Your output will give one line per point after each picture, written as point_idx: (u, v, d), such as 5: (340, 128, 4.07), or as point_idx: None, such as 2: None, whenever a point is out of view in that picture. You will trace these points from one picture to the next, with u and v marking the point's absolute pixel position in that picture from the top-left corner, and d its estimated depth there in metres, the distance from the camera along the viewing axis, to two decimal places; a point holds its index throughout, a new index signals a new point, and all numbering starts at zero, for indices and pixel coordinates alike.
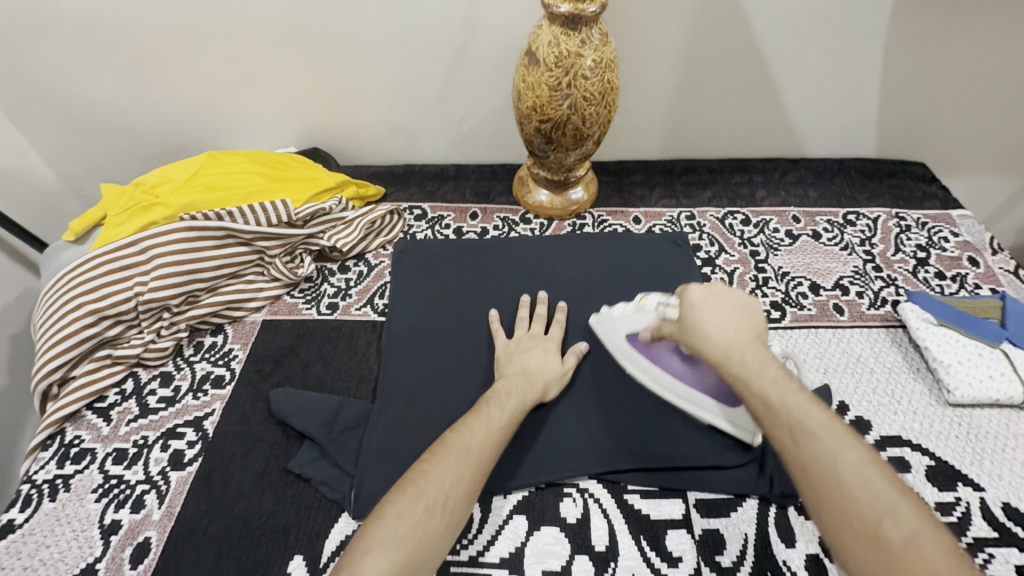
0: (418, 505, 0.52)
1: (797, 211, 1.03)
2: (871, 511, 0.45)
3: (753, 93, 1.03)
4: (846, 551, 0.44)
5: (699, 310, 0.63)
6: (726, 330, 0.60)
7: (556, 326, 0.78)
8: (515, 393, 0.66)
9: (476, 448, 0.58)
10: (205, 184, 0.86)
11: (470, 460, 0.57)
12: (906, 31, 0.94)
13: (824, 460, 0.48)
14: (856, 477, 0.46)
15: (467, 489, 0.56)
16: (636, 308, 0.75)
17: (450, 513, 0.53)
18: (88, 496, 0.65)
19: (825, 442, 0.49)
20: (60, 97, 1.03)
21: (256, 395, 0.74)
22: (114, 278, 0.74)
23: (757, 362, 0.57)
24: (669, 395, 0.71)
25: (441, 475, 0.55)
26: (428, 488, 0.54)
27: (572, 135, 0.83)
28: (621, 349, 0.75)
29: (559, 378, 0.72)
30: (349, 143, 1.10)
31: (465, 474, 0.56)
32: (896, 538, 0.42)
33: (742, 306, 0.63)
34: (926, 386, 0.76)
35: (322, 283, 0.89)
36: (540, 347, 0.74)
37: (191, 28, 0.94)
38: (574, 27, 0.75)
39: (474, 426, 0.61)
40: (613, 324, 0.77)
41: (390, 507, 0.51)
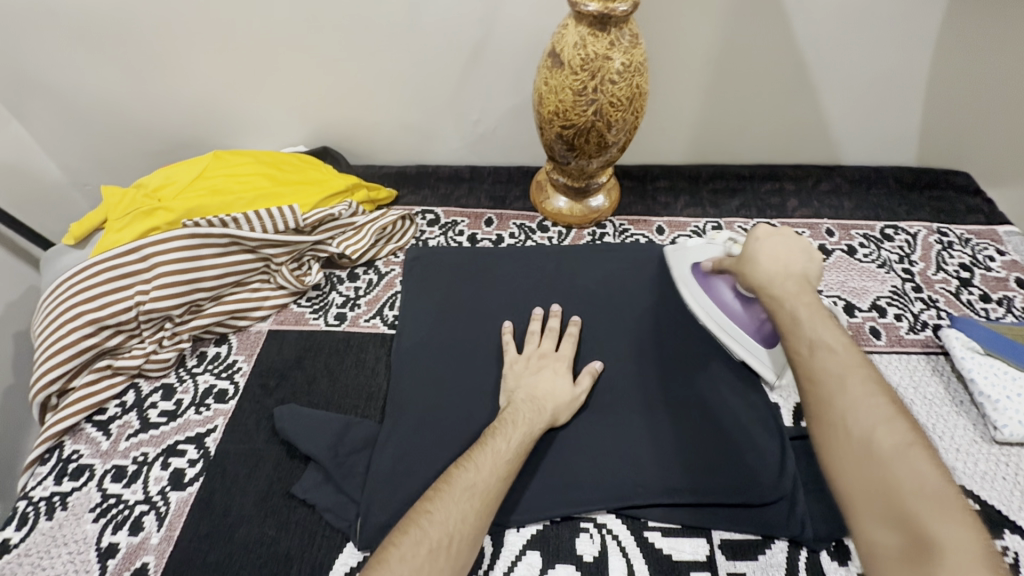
0: (422, 547, 0.49)
1: (832, 223, 0.97)
2: (869, 424, 0.47)
3: (787, 97, 0.97)
4: (835, 450, 0.48)
5: (760, 243, 0.65)
6: (775, 261, 0.63)
7: (568, 343, 0.73)
8: (523, 422, 0.63)
9: (482, 484, 0.55)
10: (209, 187, 0.82)
11: (475, 498, 0.54)
12: (959, 31, 0.87)
13: (833, 372, 0.51)
14: (862, 390, 0.49)
15: (474, 529, 0.53)
16: (706, 241, 0.83)
17: (456, 556, 0.51)
18: (86, 516, 0.62)
19: (839, 360, 0.52)
20: (62, 89, 0.99)
21: (260, 411, 0.71)
22: (115, 286, 0.72)
23: (797, 291, 0.60)
24: (712, 325, 0.76)
25: (446, 515, 0.52)
26: (431, 529, 0.51)
27: (595, 141, 0.78)
28: (683, 277, 0.81)
29: (570, 403, 0.68)
30: (360, 142, 1.06)
31: (470, 513, 0.53)
32: (885, 444, 0.46)
33: (802, 246, 0.65)
34: (970, 421, 0.71)
35: (330, 291, 0.85)
36: (556, 370, 0.70)
37: (197, 23, 0.90)
38: (603, 28, 0.70)
39: (480, 460, 0.57)
40: (684, 254, 0.83)
41: (392, 551, 0.49)
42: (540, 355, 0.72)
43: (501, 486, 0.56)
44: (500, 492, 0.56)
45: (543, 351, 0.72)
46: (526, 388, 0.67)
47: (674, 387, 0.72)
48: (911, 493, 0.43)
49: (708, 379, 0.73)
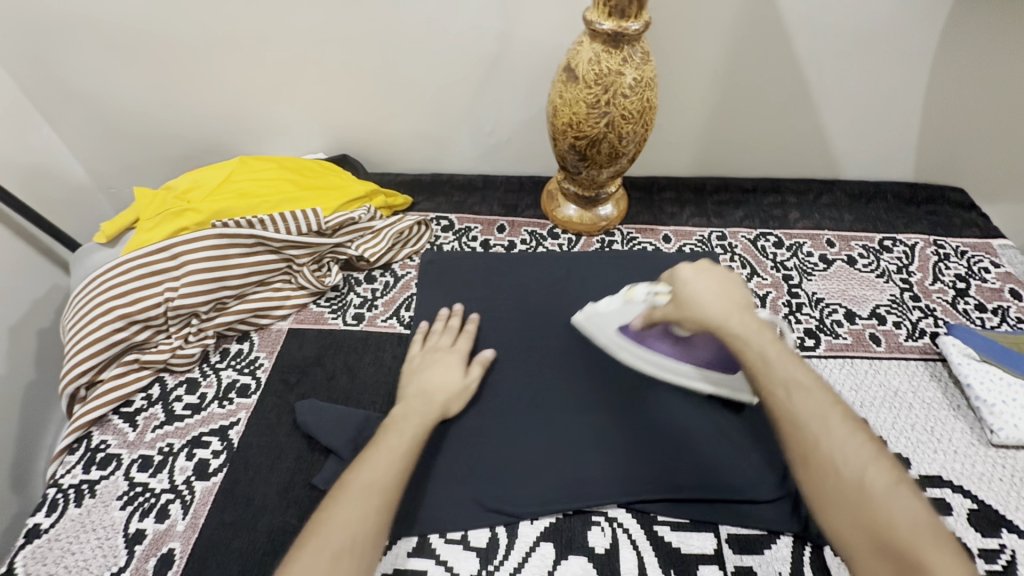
0: (324, 556, 0.50)
1: (832, 234, 1.00)
2: (856, 460, 0.49)
3: (789, 114, 1.01)
4: (827, 491, 0.48)
5: (692, 283, 0.65)
6: (719, 298, 0.63)
7: (463, 338, 0.76)
8: (415, 416, 0.64)
9: (379, 480, 0.56)
10: (236, 190, 0.86)
11: (373, 494, 0.55)
12: (953, 53, 0.92)
13: (814, 415, 0.51)
14: (844, 430, 0.50)
15: (379, 525, 0.54)
16: (624, 301, 0.74)
17: (362, 556, 0.51)
18: (113, 503, 0.65)
19: (815, 399, 0.53)
20: (95, 96, 1.03)
21: (282, 406, 0.74)
22: (146, 283, 0.74)
23: (756, 328, 0.60)
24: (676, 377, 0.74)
25: (348, 516, 0.53)
26: (333, 534, 0.51)
27: (607, 152, 0.82)
28: (614, 343, 0.77)
29: (461, 392, 0.71)
30: (377, 151, 1.10)
31: (369, 511, 0.54)
32: (877, 484, 0.47)
33: (730, 277, 0.67)
34: (968, 425, 0.74)
35: (348, 292, 0.88)
36: (448, 362, 0.73)
37: (226, 34, 0.94)
38: (616, 45, 0.74)
39: (374, 459, 0.58)
40: (603, 319, 0.77)
41: (294, 566, 0.49)
42: (432, 351, 0.74)
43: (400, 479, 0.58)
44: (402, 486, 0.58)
45: (439, 345, 0.75)
46: (424, 380, 0.69)
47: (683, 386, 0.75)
48: (906, 527, 0.44)
49: None
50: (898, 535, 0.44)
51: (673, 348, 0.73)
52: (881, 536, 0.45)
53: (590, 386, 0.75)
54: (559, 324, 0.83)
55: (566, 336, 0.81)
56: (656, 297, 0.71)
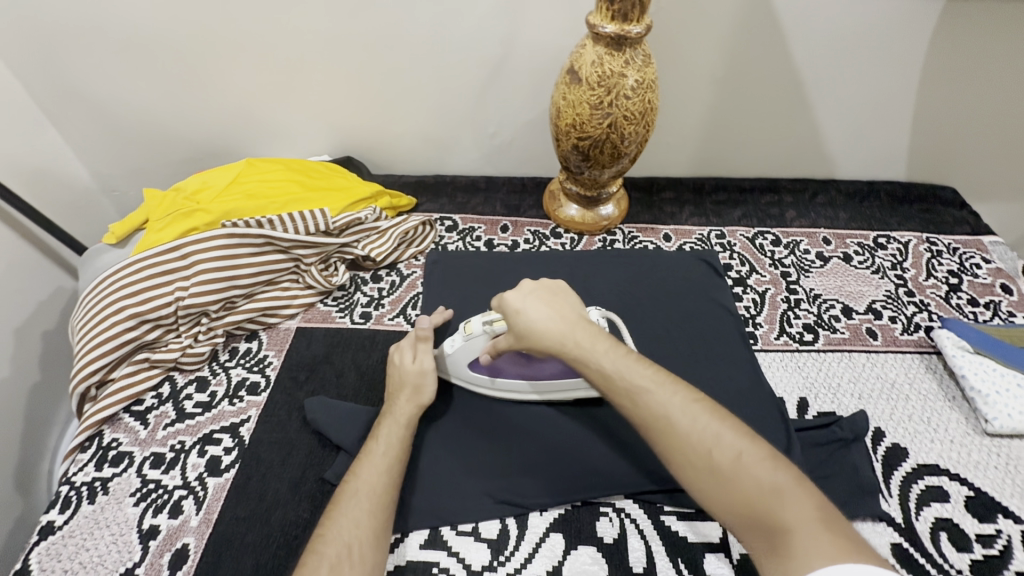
0: (322, 565, 0.50)
1: (828, 232, 1.02)
2: (703, 442, 0.49)
3: (786, 115, 1.04)
4: (695, 484, 0.49)
5: (525, 307, 0.61)
6: (551, 314, 0.60)
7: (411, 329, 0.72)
8: (383, 423, 0.65)
9: (369, 486, 0.58)
10: (245, 191, 0.87)
11: (366, 502, 0.56)
12: (943, 55, 0.95)
13: (660, 413, 0.52)
14: (687, 417, 0.51)
15: (375, 531, 0.55)
16: (463, 339, 0.68)
17: (361, 562, 0.52)
18: (127, 500, 0.65)
19: (656, 395, 0.53)
20: (102, 100, 1.04)
21: (291, 403, 0.75)
22: (155, 283, 0.75)
23: (590, 340, 0.58)
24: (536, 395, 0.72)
25: (339, 529, 0.54)
26: (329, 547, 0.52)
27: (609, 152, 0.84)
28: (467, 376, 0.72)
29: (417, 377, 0.67)
30: (381, 153, 1.11)
31: (363, 517, 0.55)
32: (724, 460, 0.48)
33: (558, 291, 0.64)
34: (963, 415, 0.76)
35: (355, 292, 0.89)
36: (400, 352, 0.70)
37: (233, 39, 0.96)
38: (618, 48, 0.76)
39: (360, 468, 0.60)
40: (452, 360, 0.70)
41: None
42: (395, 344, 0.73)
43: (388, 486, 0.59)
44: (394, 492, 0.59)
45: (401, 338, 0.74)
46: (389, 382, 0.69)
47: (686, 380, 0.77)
48: (757, 491, 0.45)
49: (719, 376, 0.77)
50: (755, 503, 0.45)
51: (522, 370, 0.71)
52: (743, 509, 0.45)
53: None
54: None
55: None
56: (492, 331, 0.66)
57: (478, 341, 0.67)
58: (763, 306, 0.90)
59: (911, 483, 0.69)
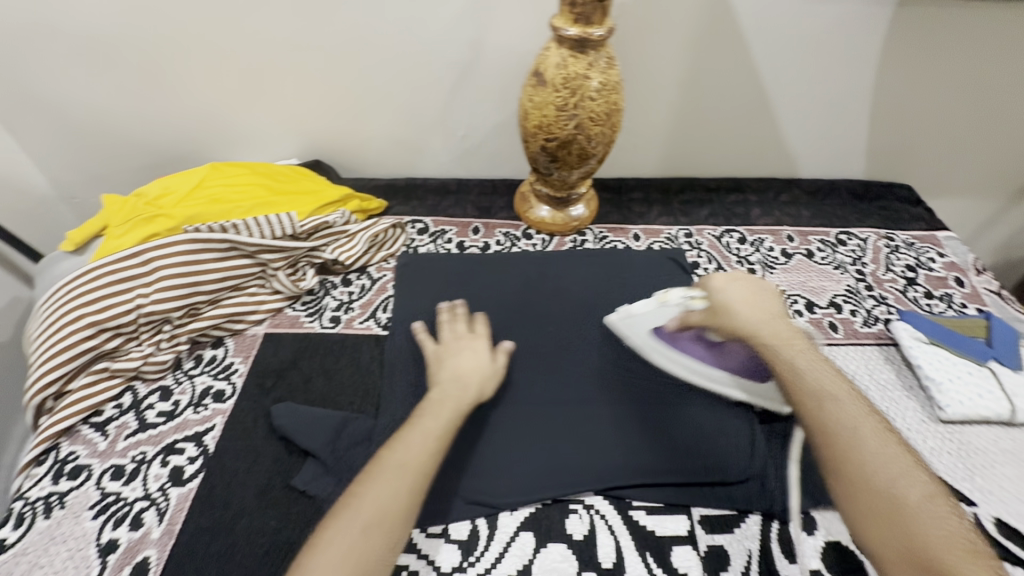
0: (355, 528, 0.52)
1: (792, 230, 1.05)
2: (886, 471, 0.53)
3: (749, 116, 1.07)
4: (862, 502, 0.52)
5: (726, 292, 0.75)
6: (750, 307, 0.73)
7: (481, 325, 0.78)
8: (449, 401, 0.66)
9: (413, 462, 0.58)
10: (209, 196, 0.85)
11: (407, 475, 0.57)
12: (895, 57, 0.98)
13: (849, 427, 0.56)
14: (874, 444, 0.55)
15: (411, 501, 0.56)
16: (657, 304, 0.81)
17: (389, 529, 0.54)
18: (84, 514, 0.63)
19: (846, 408, 0.58)
20: (59, 104, 1.01)
21: (258, 409, 0.73)
22: (115, 290, 0.73)
23: (787, 336, 0.69)
24: (696, 379, 0.76)
25: (376, 494, 0.55)
26: (364, 506, 0.54)
27: (576, 153, 0.85)
28: (646, 343, 0.80)
29: (492, 375, 0.72)
30: (350, 156, 1.10)
31: (401, 492, 0.56)
32: (908, 494, 0.51)
33: (759, 287, 0.76)
34: (919, 403, 0.78)
35: (324, 296, 0.88)
36: (476, 348, 0.74)
37: (196, 41, 0.94)
38: (581, 50, 0.77)
39: (409, 439, 0.60)
40: (633, 321, 0.81)
41: (325, 534, 0.52)
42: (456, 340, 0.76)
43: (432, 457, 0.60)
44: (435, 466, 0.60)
45: (458, 333, 0.77)
46: (452, 368, 0.71)
47: (653, 376, 0.78)
48: (933, 533, 0.48)
49: None
50: (924, 543, 0.47)
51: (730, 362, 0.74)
52: (908, 545, 0.48)
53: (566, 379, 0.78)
54: (535, 321, 0.85)
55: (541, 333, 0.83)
56: (693, 301, 0.78)
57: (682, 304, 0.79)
58: None
59: None
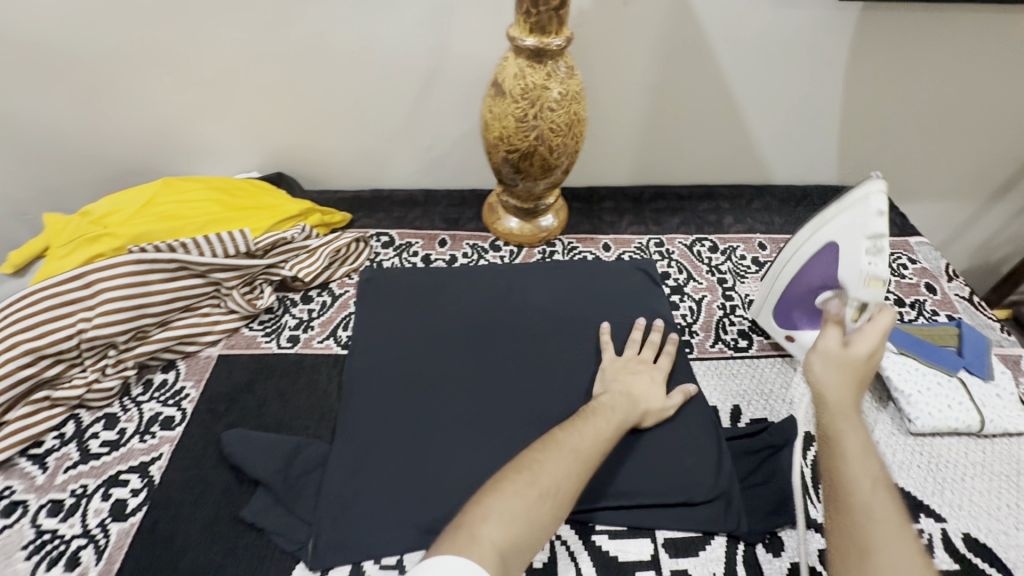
0: (534, 489, 0.54)
1: (763, 237, 1.04)
2: (878, 524, 0.47)
3: (720, 123, 1.06)
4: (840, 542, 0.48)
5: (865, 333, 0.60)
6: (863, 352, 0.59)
7: (666, 356, 0.77)
8: (619, 411, 0.67)
9: (585, 449, 0.60)
10: (159, 213, 0.82)
11: (578, 460, 0.59)
12: (863, 63, 0.98)
13: (849, 468, 0.51)
14: (871, 491, 0.49)
15: (576, 487, 0.57)
16: (871, 272, 0.65)
17: (560, 506, 0.55)
18: (17, 554, 0.60)
19: (855, 448, 0.52)
20: (6, 117, 0.98)
21: (207, 437, 0.71)
22: (55, 315, 0.70)
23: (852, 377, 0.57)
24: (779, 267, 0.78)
25: (553, 468, 0.56)
26: (542, 475, 0.55)
27: (539, 164, 0.83)
28: (819, 239, 0.71)
29: (659, 408, 0.71)
30: (314, 168, 1.08)
31: (573, 472, 0.57)
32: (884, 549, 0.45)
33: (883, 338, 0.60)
34: (889, 415, 0.77)
35: (283, 314, 0.85)
36: (653, 376, 0.74)
37: (147, 52, 0.91)
38: (539, 60, 0.75)
39: (583, 428, 0.62)
40: (846, 239, 0.68)
41: (506, 484, 0.54)
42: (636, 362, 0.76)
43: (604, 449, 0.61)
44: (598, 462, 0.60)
45: (645, 358, 0.77)
46: (630, 387, 0.72)
47: None
48: None
49: None
50: None
51: (803, 306, 0.78)
52: None
53: (529, 398, 0.75)
54: (500, 337, 0.83)
55: (506, 350, 0.81)
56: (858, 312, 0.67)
57: (856, 277, 0.67)
58: (699, 314, 0.90)
59: None
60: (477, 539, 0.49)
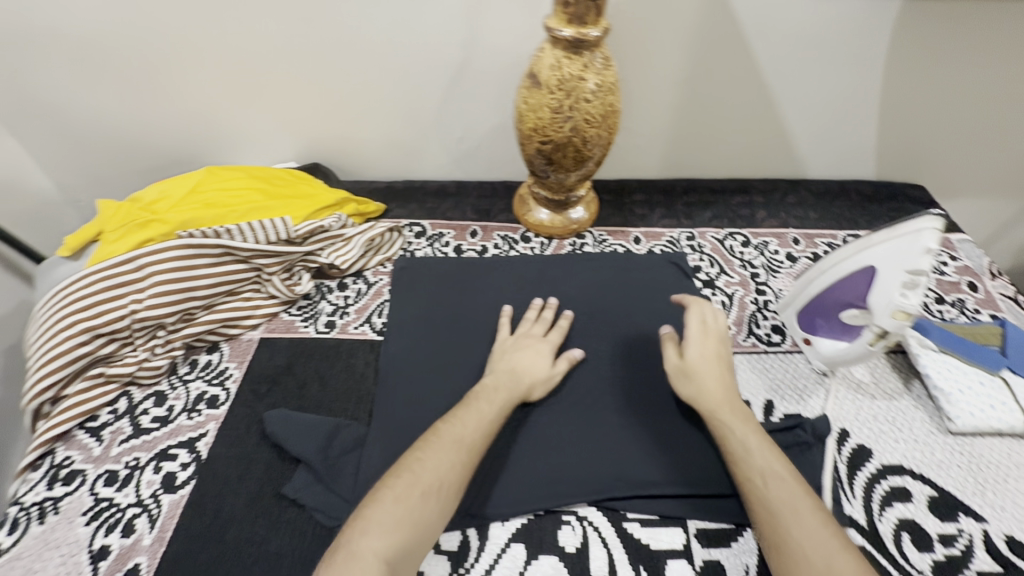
0: (415, 490, 0.56)
1: (797, 232, 1.02)
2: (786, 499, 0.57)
3: (753, 117, 1.04)
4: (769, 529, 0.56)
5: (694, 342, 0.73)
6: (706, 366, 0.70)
7: (555, 331, 0.79)
8: (504, 390, 0.69)
9: (468, 437, 0.62)
10: (203, 200, 0.85)
11: (461, 450, 0.61)
12: (904, 57, 0.95)
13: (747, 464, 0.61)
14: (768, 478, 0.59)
15: (461, 477, 0.60)
16: (904, 304, 0.66)
17: (444, 500, 0.57)
18: (77, 520, 0.63)
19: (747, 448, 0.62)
20: (61, 108, 1.02)
21: (251, 416, 0.73)
22: (110, 295, 0.74)
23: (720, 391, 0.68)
24: (819, 270, 0.75)
25: (434, 466, 0.59)
26: (423, 474, 0.58)
27: (572, 155, 0.83)
28: (860, 260, 0.69)
29: (547, 381, 0.73)
30: (349, 160, 1.10)
31: (456, 463, 0.60)
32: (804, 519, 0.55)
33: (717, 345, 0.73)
34: (927, 414, 0.76)
35: (320, 300, 0.88)
36: (540, 350, 0.76)
37: (192, 46, 0.94)
38: (576, 51, 0.75)
39: (465, 416, 0.65)
40: (889, 268, 0.66)
41: (387, 491, 0.56)
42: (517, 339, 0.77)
43: (481, 440, 0.63)
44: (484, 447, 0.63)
45: (532, 333, 0.78)
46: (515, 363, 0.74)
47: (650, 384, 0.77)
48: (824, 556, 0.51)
49: None
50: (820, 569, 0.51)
51: (830, 316, 0.77)
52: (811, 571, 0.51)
53: (559, 387, 0.76)
54: (531, 326, 0.84)
55: None
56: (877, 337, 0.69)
57: (884, 306, 0.67)
58: (732, 308, 0.90)
59: (875, 484, 0.69)
60: (357, 555, 0.51)
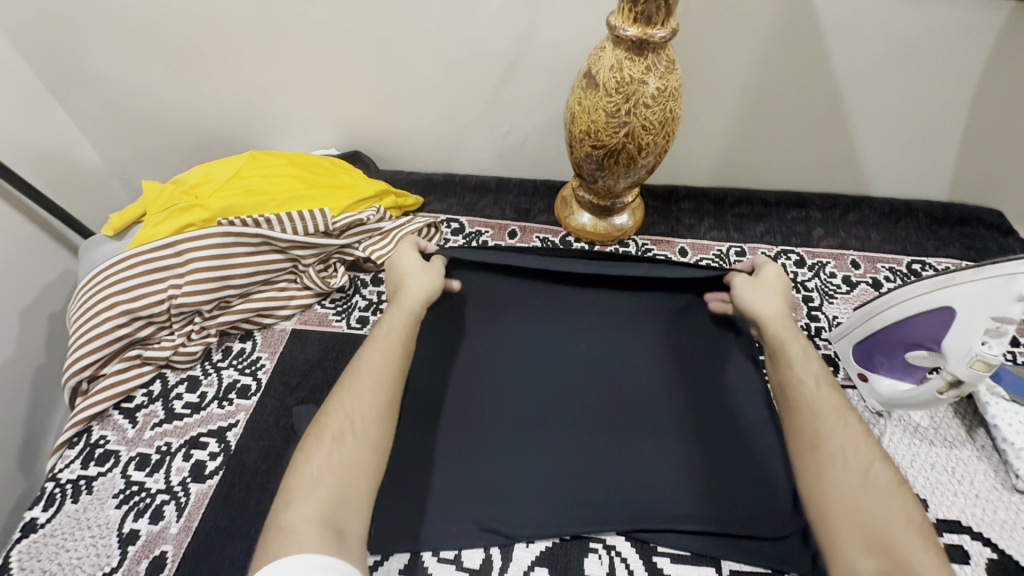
0: (326, 440, 0.56)
1: (857, 255, 0.96)
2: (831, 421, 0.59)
3: (818, 128, 0.97)
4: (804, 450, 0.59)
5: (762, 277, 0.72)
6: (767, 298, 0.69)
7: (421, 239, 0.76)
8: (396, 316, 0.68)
9: (370, 370, 0.63)
10: (244, 186, 0.85)
11: (367, 385, 0.62)
12: (1003, 73, 0.86)
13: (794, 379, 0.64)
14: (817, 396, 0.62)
15: (374, 409, 0.60)
16: (984, 351, 0.60)
17: (364, 435, 0.57)
18: (109, 501, 0.65)
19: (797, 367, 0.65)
20: (111, 83, 1.02)
21: (280, 409, 0.73)
22: (150, 279, 0.74)
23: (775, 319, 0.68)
24: (882, 305, 0.69)
25: (343, 409, 0.59)
26: (330, 423, 0.58)
27: (625, 162, 0.79)
28: (937, 298, 0.62)
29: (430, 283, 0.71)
30: (390, 149, 1.09)
31: (364, 397, 0.60)
32: (841, 445, 0.57)
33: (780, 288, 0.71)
34: (991, 467, 0.70)
35: (354, 294, 0.86)
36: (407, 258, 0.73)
37: (240, 28, 0.92)
38: (640, 53, 0.70)
39: (363, 353, 0.65)
40: (976, 310, 0.60)
41: (301, 455, 0.55)
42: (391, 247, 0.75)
43: (379, 371, 0.63)
44: (388, 370, 0.63)
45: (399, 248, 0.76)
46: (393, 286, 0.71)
47: (692, 411, 0.72)
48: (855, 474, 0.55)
49: (727, 404, 0.73)
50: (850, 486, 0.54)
51: (890, 353, 0.71)
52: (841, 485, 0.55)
53: (593, 405, 0.73)
54: (567, 336, 0.80)
55: (572, 351, 0.79)
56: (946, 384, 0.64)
57: (961, 352, 0.62)
58: None
59: None
60: (286, 529, 0.49)
